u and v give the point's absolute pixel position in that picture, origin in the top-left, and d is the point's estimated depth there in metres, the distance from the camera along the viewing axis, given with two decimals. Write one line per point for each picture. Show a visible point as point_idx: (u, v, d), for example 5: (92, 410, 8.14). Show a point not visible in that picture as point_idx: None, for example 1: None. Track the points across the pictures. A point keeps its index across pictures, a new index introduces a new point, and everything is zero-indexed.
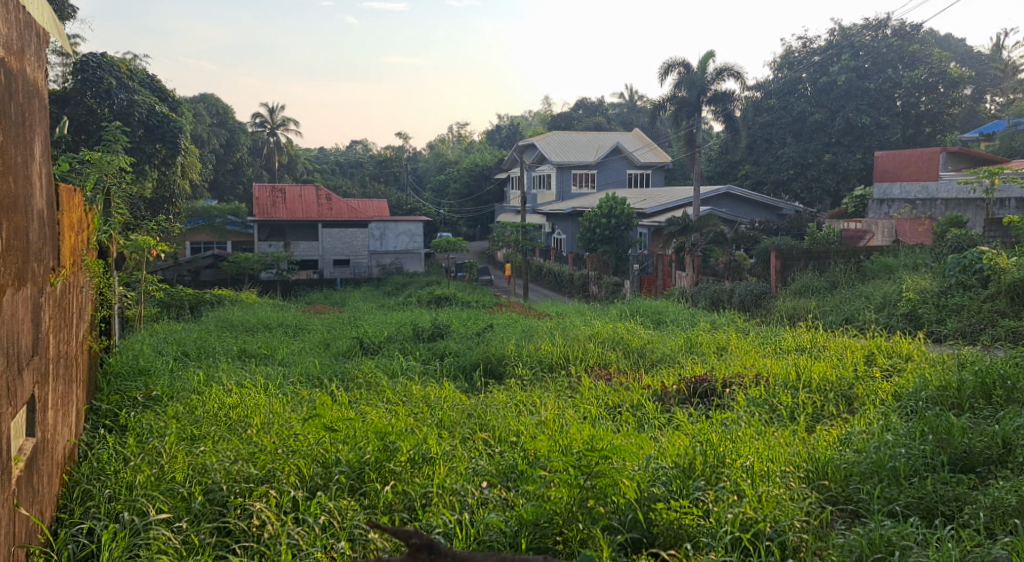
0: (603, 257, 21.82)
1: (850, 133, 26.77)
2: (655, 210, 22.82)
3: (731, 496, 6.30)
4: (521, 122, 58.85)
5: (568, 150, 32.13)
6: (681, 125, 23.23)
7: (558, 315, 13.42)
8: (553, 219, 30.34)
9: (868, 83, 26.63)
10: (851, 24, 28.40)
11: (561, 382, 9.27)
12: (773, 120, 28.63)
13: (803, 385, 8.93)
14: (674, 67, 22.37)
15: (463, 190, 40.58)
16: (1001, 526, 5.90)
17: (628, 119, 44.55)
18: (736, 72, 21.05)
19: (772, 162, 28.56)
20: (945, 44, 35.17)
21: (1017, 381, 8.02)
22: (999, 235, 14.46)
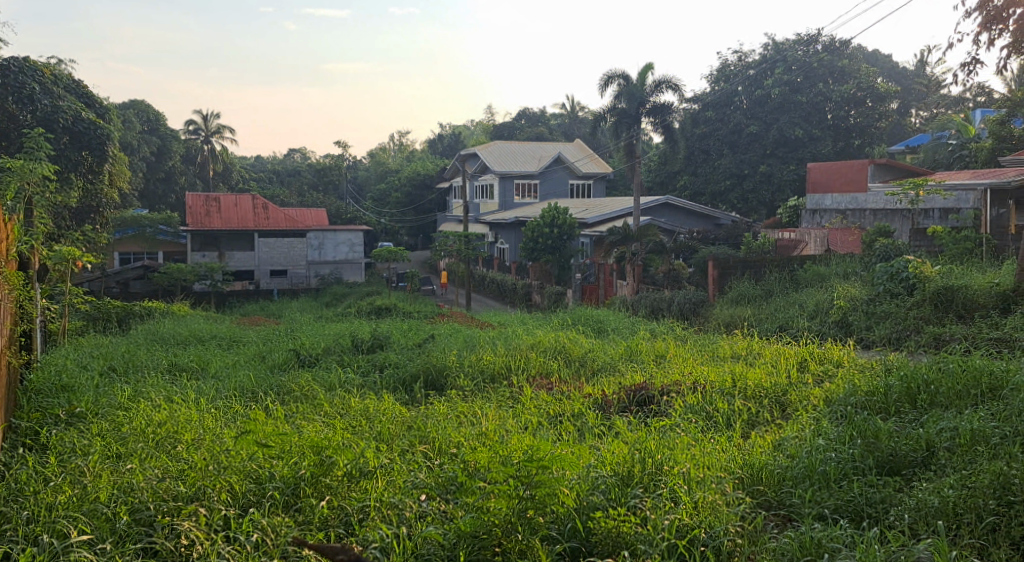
0: (546, 266, 21.91)
1: (784, 144, 27.43)
2: (597, 219, 23.02)
3: (667, 503, 6.39)
4: (464, 132, 58.90)
5: (511, 159, 32.22)
6: (620, 136, 23.47)
7: (501, 324, 13.42)
8: (496, 229, 30.35)
9: (800, 97, 27.37)
10: (784, 38, 29.23)
11: (502, 392, 9.25)
12: (710, 132, 29.18)
13: (738, 392, 9.09)
14: (614, 79, 22.64)
15: (405, 199, 40.39)
16: (924, 527, 6.10)
17: (570, 129, 44.99)
18: (674, 83, 21.38)
19: (709, 173, 29.07)
20: (873, 60, 36.38)
21: (939, 385, 8.33)
22: (925, 244, 14.99)
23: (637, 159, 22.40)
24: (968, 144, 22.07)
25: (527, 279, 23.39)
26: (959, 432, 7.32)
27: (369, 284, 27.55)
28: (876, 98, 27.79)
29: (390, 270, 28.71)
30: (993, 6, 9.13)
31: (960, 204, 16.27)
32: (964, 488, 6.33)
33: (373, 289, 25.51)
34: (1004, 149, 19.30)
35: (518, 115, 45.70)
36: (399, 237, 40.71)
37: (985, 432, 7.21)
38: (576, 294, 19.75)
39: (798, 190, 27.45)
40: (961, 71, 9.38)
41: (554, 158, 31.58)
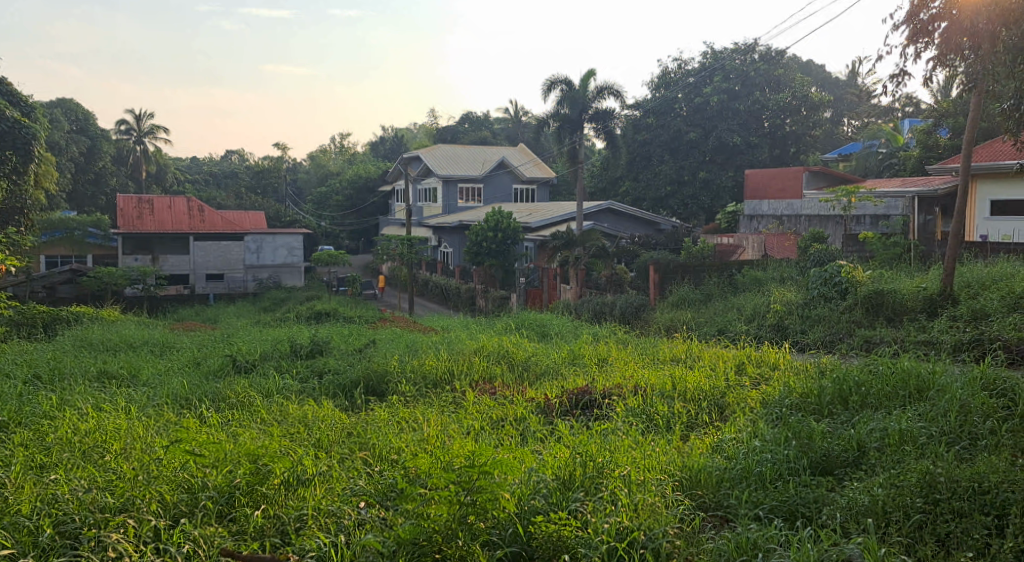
0: (489, 270, 21.88)
1: (722, 151, 27.99)
2: (541, 224, 23.13)
3: (607, 506, 6.44)
4: (407, 135, 58.60)
5: (455, 163, 32.10)
6: (564, 141, 23.61)
7: (444, 329, 13.36)
8: (439, 232, 30.23)
9: (738, 105, 27.98)
10: (722, 47, 29.78)
11: (445, 397, 9.19)
12: (651, 138, 29.04)
13: (678, 395, 9.21)
14: (556, 84, 22.77)
15: (346, 202, 40.01)
16: (855, 525, 6.27)
17: (514, 134, 45.16)
18: (615, 90, 21.59)
19: (651, 179, 29.13)
20: (808, 70, 37.41)
21: (870, 387, 8.59)
22: (857, 250, 15.45)
23: (580, 164, 22.57)
24: (897, 153, 22.87)
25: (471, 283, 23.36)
26: (889, 432, 7.56)
27: (309, 288, 27.16)
28: (809, 107, 28.84)
29: (330, 274, 28.31)
30: (921, 20, 9.46)
31: (890, 211, 16.85)
32: (892, 487, 6.54)
33: (312, 293, 25.16)
34: (931, 158, 20.06)
35: (462, 119, 45.58)
36: (340, 241, 40.21)
37: (913, 432, 7.46)
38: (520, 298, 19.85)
39: (736, 196, 28.05)
40: (890, 82, 9.68)
41: (498, 162, 31.61)
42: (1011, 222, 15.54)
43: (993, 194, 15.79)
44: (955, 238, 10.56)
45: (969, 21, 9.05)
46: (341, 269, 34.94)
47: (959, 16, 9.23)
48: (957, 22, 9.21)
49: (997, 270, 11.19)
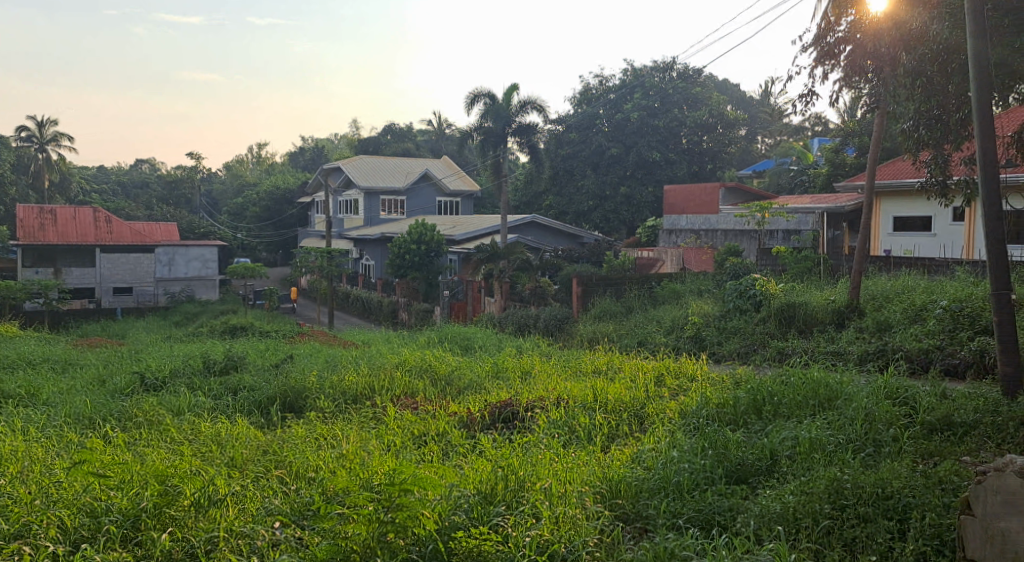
0: (412, 283, 21.73)
1: (642, 167, 28.55)
2: (464, 236, 23.16)
3: (529, 519, 6.45)
4: (327, 145, 57.77)
5: (376, 175, 31.77)
6: (487, 154, 23.70)
7: (364, 343, 13.19)
8: (361, 245, 29.88)
9: (657, 122, 28.65)
10: (642, 65, 30.46)
11: (365, 413, 9.04)
12: (574, 153, 29.63)
13: (599, 406, 9.30)
14: (479, 98, 22.86)
15: (264, 214, 39.17)
16: (768, 532, 6.42)
17: (437, 146, 45.12)
18: (538, 105, 21.82)
19: (573, 193, 29.52)
20: (724, 89, 38.67)
21: (783, 396, 8.88)
22: (770, 264, 15.99)
23: (504, 177, 22.71)
24: (807, 171, 23.86)
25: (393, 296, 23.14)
26: (799, 440, 7.80)
27: (224, 302, 26.41)
28: (725, 125, 29.82)
29: (247, 287, 27.58)
30: (827, 42, 9.89)
31: (801, 226, 17.46)
32: (803, 494, 6.76)
33: (227, 307, 24.46)
34: (838, 176, 20.98)
35: (385, 130, 44.99)
36: (257, 253, 39.20)
37: (822, 441, 7.72)
38: (444, 310, 19.74)
39: (655, 211, 28.67)
40: (799, 101, 10.06)
41: (421, 174, 31.43)
42: (912, 237, 16.34)
43: (895, 211, 16.59)
44: (860, 253, 10.99)
45: (872, 44, 9.51)
46: (259, 283, 34.09)
47: (863, 41, 9.68)
48: (861, 46, 9.67)
49: (899, 283, 11.75)
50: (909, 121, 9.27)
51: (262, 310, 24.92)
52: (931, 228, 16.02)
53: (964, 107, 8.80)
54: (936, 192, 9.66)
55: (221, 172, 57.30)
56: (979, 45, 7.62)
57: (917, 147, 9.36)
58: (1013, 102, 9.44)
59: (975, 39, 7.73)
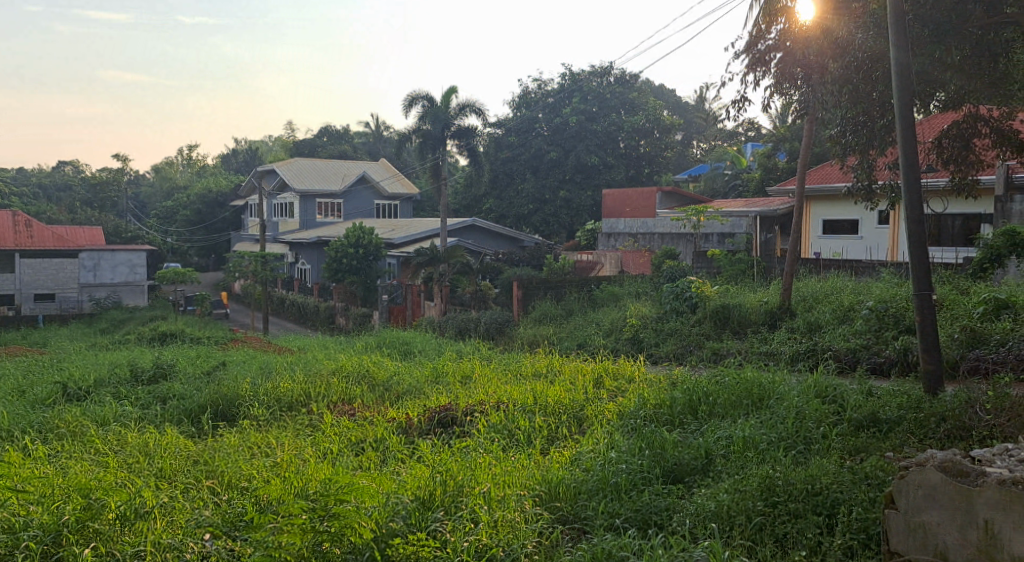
0: (350, 287, 21.54)
1: (581, 171, 28.82)
2: (403, 240, 23.03)
3: (467, 524, 6.41)
4: (261, 147, 56.72)
5: (312, 177, 31.32)
6: (426, 157, 23.58)
7: (300, 349, 12.97)
8: (296, 248, 29.57)
9: (595, 126, 28.93)
10: (580, 70, 30.72)
11: (301, 420, 8.88)
12: (513, 157, 29.67)
13: (538, 409, 9.31)
14: (417, 100, 22.73)
15: (195, 217, 38.23)
16: (702, 531, 6.51)
17: (375, 149, 44.76)
18: (477, 108, 21.79)
19: (513, 197, 29.58)
20: (660, 94, 39.35)
21: (717, 396, 9.05)
22: (705, 266, 16.30)
23: (442, 179, 22.62)
24: (741, 175, 24.40)
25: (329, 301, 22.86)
26: (733, 440, 7.96)
27: (152, 308, 25.69)
28: (661, 129, 30.31)
29: (177, 293, 26.83)
30: (759, 50, 10.13)
31: (735, 229, 17.79)
32: (736, 492, 6.89)
33: (156, 313, 23.76)
34: (771, 180, 21.51)
35: (321, 132, 44.08)
36: (188, 258, 38.14)
37: (755, 440, 7.88)
38: (382, 315, 19.50)
39: (595, 214, 28.96)
40: (732, 107, 10.27)
41: (358, 177, 31.07)
42: (841, 240, 16.82)
43: (825, 214, 17.07)
44: (791, 255, 11.26)
45: (801, 52, 9.77)
46: (189, 289, 33.18)
47: (793, 48, 9.94)
48: (790, 53, 9.94)
49: (828, 284, 12.11)
50: (836, 127, 9.54)
51: (194, 316, 24.27)
52: (858, 231, 16.52)
53: (888, 114, 9.09)
54: (863, 196, 9.95)
55: (149, 174, 55.60)
56: (901, 54, 7.88)
57: (844, 152, 9.63)
58: (934, 110, 9.79)
59: (897, 49, 8.01)
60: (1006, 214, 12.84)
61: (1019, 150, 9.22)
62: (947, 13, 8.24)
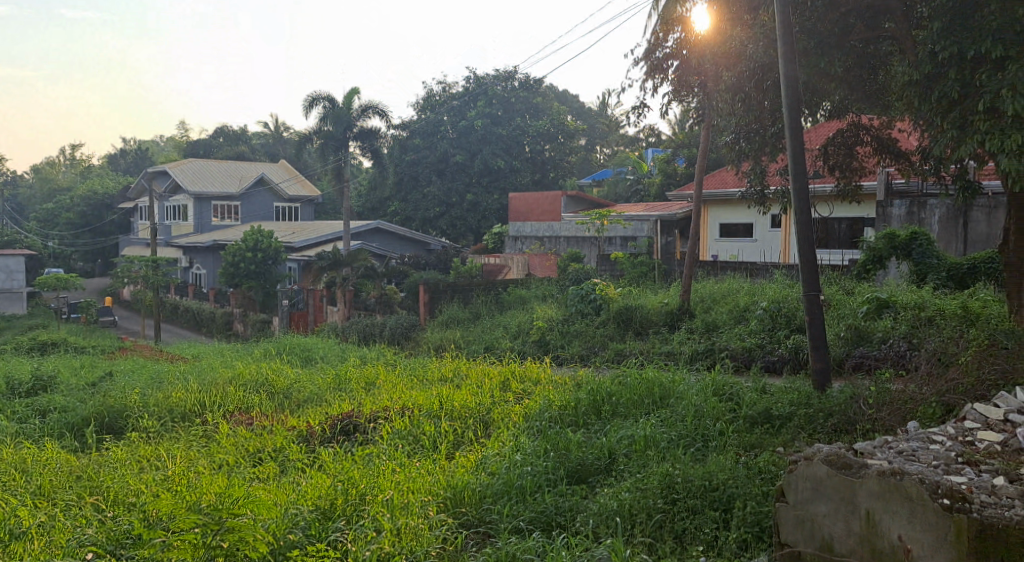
0: (248, 294, 20.93)
1: (487, 174, 28.91)
2: (304, 243, 22.64)
3: (369, 533, 6.28)
4: (151, 147, 54.47)
5: (207, 178, 30.31)
6: (328, 158, 23.15)
7: (194, 357, 12.51)
8: (190, 253, 28.94)
9: (500, 130, 29.14)
10: (484, 73, 30.83)
11: (195, 431, 8.55)
12: (418, 159, 29.50)
13: (444, 414, 9.23)
14: (317, 100, 22.33)
15: (79, 219, 36.40)
16: (605, 530, 6.60)
17: (274, 150, 43.71)
18: (380, 109, 21.57)
19: (418, 200, 29.35)
20: (564, 99, 40.00)
21: (620, 397, 9.22)
22: (609, 269, 16.62)
23: (344, 181, 22.29)
24: (643, 180, 24.99)
25: (227, 306, 22.22)
26: (635, 438, 8.10)
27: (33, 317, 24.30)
28: (565, 135, 30.82)
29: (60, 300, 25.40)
30: (657, 57, 10.39)
31: (637, 233, 18.22)
32: (637, 491, 7.01)
33: (38, 322, 22.46)
34: (670, 185, 22.19)
35: (216, 132, 42.65)
36: (73, 262, 36.33)
37: (655, 438, 8.04)
38: (283, 321, 19.01)
39: (502, 218, 29.12)
40: (632, 112, 10.49)
41: (256, 179, 30.26)
42: (736, 243, 17.45)
43: (722, 218, 17.67)
44: (689, 259, 11.59)
45: (697, 60, 10.06)
46: (71, 296, 31.39)
47: (689, 57, 10.25)
48: (687, 61, 10.26)
49: (726, 285, 12.56)
50: (732, 134, 9.88)
51: (79, 325, 23.03)
52: (752, 234, 17.17)
53: (779, 121, 9.47)
54: (756, 201, 10.33)
55: (28, 174, 52.57)
56: (789, 64, 8.21)
57: (738, 158, 10.00)
58: (820, 118, 10.26)
59: (786, 59, 8.33)
60: (887, 218, 13.49)
61: (898, 157, 9.75)
62: (831, 26, 8.63)
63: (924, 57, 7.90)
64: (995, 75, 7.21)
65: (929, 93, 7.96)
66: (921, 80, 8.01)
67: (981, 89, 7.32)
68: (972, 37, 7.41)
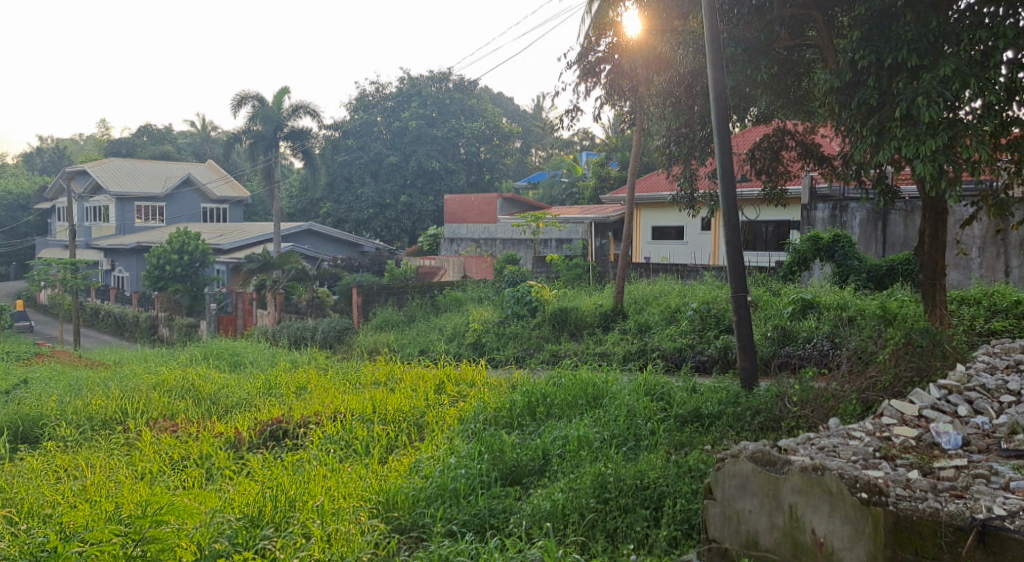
0: (173, 297, 20.40)
1: (422, 175, 28.80)
2: (231, 245, 22.21)
3: (297, 540, 6.17)
4: (69, 145, 52.51)
5: (129, 178, 29.39)
6: (258, 159, 22.73)
7: (115, 362, 12.12)
8: (112, 256, 28.22)
9: (434, 131, 29.07)
10: (418, 74, 30.76)
11: (116, 440, 8.29)
12: (351, 160, 29.22)
13: (377, 418, 9.13)
14: (246, 100, 21.91)
15: None
16: (538, 530, 6.62)
17: (201, 150, 42.65)
18: (311, 109, 21.29)
19: (352, 201, 29.05)
20: (498, 101, 40.22)
21: (554, 398, 9.28)
22: (544, 271, 16.74)
23: (274, 182, 21.89)
24: (578, 183, 25.24)
25: (151, 310, 21.60)
26: (568, 439, 8.15)
27: None
28: (500, 137, 30.94)
29: None
30: (589, 61, 10.51)
31: (572, 235, 18.39)
32: (571, 491, 7.02)
33: None
34: (604, 188, 22.52)
35: (139, 131, 41.39)
36: None
37: (588, 438, 8.10)
38: (211, 325, 18.76)
39: (437, 220, 29.07)
40: (565, 115, 10.56)
41: (182, 179, 29.47)
42: (668, 245, 17.77)
43: (654, 221, 17.99)
44: (623, 261, 11.74)
45: (629, 65, 10.20)
46: None
47: (620, 61, 10.38)
48: (619, 66, 10.40)
49: (658, 287, 12.77)
50: (664, 138, 10.06)
51: None
52: (683, 236, 17.50)
53: (708, 126, 9.66)
54: (686, 204, 10.52)
55: None
56: (718, 70, 8.38)
57: (669, 162, 10.17)
58: (747, 123, 10.53)
59: (714, 65, 8.50)
60: (812, 221, 13.96)
61: (821, 162, 10.07)
62: (757, 33, 8.84)
63: (844, 65, 8.15)
64: (910, 82, 7.48)
65: (850, 100, 8.21)
66: (841, 87, 8.30)
67: (899, 96, 7.58)
68: (890, 46, 7.68)
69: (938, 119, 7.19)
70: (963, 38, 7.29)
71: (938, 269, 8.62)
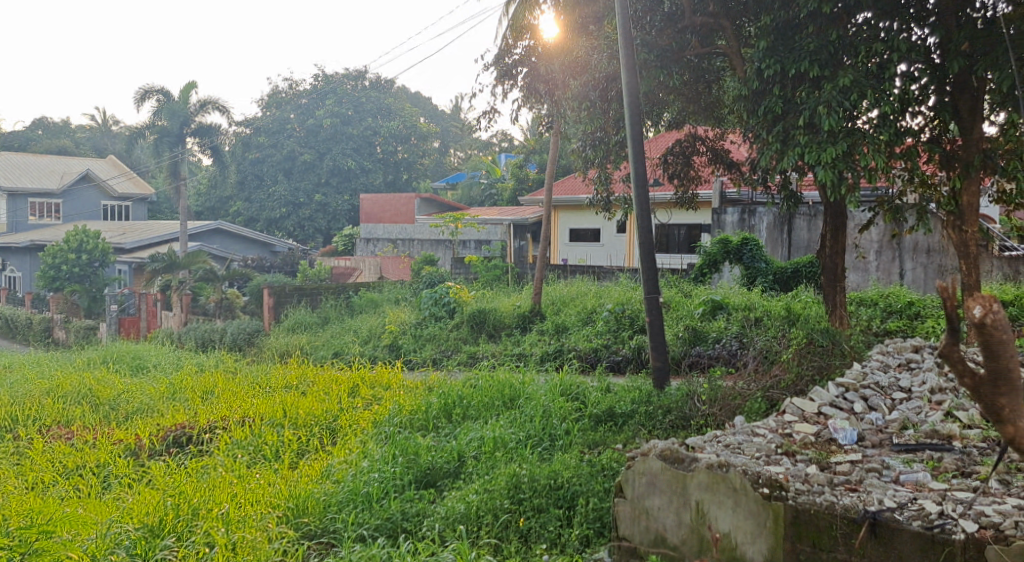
0: (70, 299, 19.54)
1: (337, 175, 28.46)
2: (134, 244, 21.49)
3: (200, 550, 5.94)
4: None
5: (22, 173, 28.01)
6: (162, 155, 21.95)
7: (5, 368, 11.48)
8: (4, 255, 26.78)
9: (351, 129, 28.72)
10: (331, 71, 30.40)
11: (4, 450, 7.87)
12: (264, 158, 28.62)
13: (288, 422, 8.93)
14: (149, 94, 21.14)
15: None
16: (450, 533, 6.55)
17: (102, 144, 40.89)
18: (220, 105, 20.71)
19: (264, 200, 28.48)
20: (416, 101, 40.04)
21: (470, 399, 9.27)
22: (463, 272, 16.74)
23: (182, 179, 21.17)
24: (496, 184, 25.36)
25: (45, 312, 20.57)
26: (484, 440, 8.13)
27: None
28: (418, 136, 30.65)
29: None
30: (506, 63, 10.54)
31: (490, 236, 18.42)
32: (485, 492, 7.00)
33: None
34: (522, 190, 22.70)
35: (34, 124, 39.37)
36: None
37: (503, 439, 8.10)
38: (111, 328, 17.77)
39: (354, 219, 28.76)
40: (483, 117, 10.55)
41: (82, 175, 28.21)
42: (585, 247, 18.00)
43: (571, 223, 18.21)
44: (541, 262, 11.83)
45: (546, 69, 10.26)
46: None
47: (537, 64, 10.43)
48: (535, 68, 10.44)
49: (574, 288, 12.92)
50: (580, 141, 10.15)
51: None
52: (599, 238, 17.76)
53: (622, 130, 9.79)
54: (602, 207, 10.66)
55: None
56: (631, 74, 8.50)
57: (586, 165, 10.28)
58: (660, 128, 10.74)
59: (627, 69, 8.62)
60: (722, 224, 14.42)
61: (730, 167, 10.35)
62: (669, 40, 8.99)
63: (751, 74, 8.37)
64: (813, 92, 7.74)
65: (757, 108, 8.45)
66: (750, 95, 8.54)
67: (802, 106, 7.84)
68: (792, 57, 7.91)
69: (838, 127, 7.46)
70: (861, 50, 7.58)
71: (839, 271, 8.97)
